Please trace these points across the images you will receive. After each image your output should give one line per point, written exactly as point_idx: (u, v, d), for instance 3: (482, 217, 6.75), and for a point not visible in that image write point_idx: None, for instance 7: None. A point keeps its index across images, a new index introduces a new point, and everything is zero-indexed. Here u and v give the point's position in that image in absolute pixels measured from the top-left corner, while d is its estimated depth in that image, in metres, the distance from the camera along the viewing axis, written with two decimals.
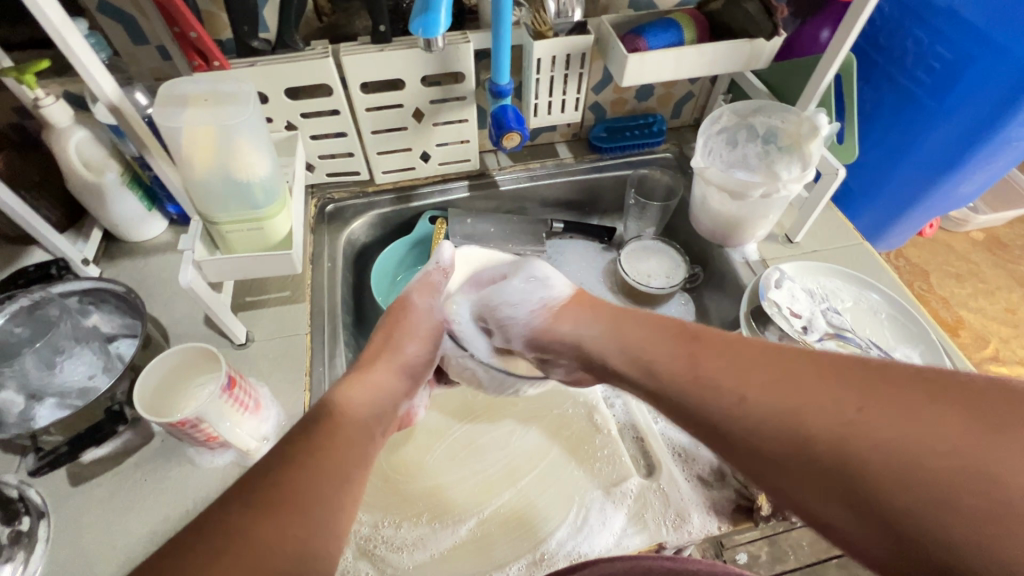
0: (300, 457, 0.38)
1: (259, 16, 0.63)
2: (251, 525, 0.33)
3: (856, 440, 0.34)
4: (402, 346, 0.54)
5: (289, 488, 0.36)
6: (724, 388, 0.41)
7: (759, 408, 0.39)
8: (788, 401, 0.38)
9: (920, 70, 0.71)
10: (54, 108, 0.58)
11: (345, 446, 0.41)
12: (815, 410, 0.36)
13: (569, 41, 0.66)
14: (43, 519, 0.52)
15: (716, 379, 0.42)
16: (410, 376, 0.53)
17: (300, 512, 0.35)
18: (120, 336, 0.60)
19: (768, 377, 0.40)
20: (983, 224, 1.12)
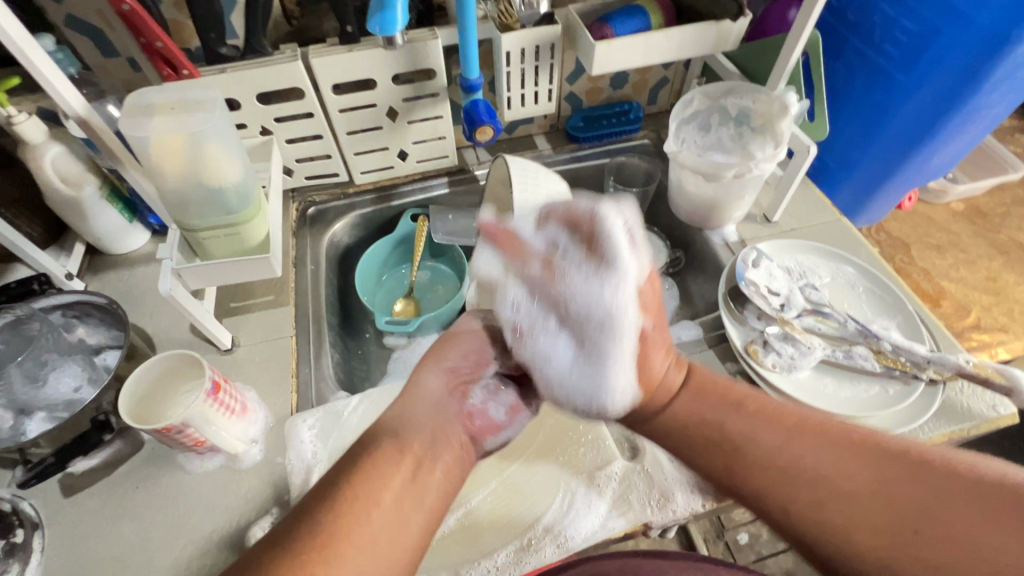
0: (328, 493, 0.38)
1: (226, 23, 0.63)
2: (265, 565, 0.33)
3: (871, 525, 0.40)
4: (441, 355, 0.52)
5: (317, 526, 0.36)
6: (762, 450, 0.45)
7: (798, 502, 0.42)
8: (831, 491, 0.42)
9: (887, 43, 0.72)
10: (28, 124, 0.59)
11: (386, 481, 0.40)
12: (855, 498, 0.41)
13: (536, 32, 0.66)
14: (37, 530, 0.52)
15: (756, 455, 0.45)
16: (452, 376, 0.51)
17: (324, 548, 0.35)
18: (107, 349, 0.59)
19: (808, 453, 0.43)
20: (962, 194, 1.13)
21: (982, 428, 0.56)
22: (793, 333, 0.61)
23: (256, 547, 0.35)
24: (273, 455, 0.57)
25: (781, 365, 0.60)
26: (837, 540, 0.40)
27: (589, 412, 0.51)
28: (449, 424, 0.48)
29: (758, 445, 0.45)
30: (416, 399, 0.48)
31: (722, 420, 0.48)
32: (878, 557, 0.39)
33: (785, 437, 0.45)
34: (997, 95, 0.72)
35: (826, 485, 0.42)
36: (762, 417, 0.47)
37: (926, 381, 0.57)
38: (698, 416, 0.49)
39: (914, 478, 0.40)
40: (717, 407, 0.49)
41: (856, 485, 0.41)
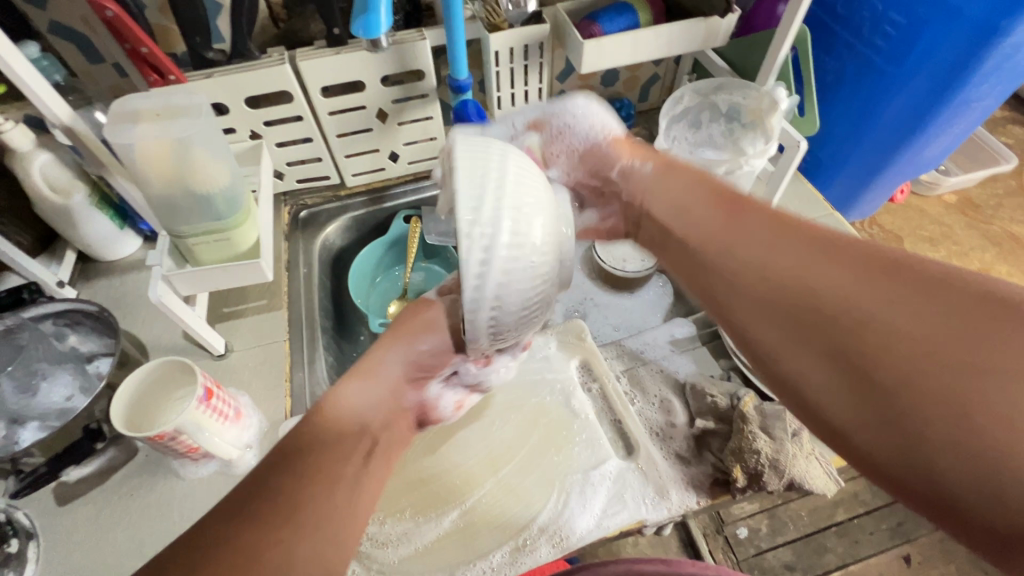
0: (295, 456, 0.37)
1: (212, 27, 0.63)
2: (231, 533, 0.33)
3: (904, 347, 0.32)
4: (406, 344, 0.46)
5: (280, 491, 0.35)
6: (779, 260, 0.39)
7: (809, 299, 0.36)
8: (853, 302, 0.34)
9: (877, 36, 0.72)
10: (15, 132, 0.58)
11: (350, 452, 0.38)
12: (890, 317, 0.33)
13: (524, 32, 0.66)
14: (32, 540, 0.52)
15: (774, 262, 0.39)
16: (417, 366, 0.47)
17: (291, 511, 0.34)
18: (99, 356, 0.59)
19: (839, 270, 0.36)
20: (955, 186, 1.13)
21: None
22: None
23: (225, 502, 0.35)
24: None
25: None
26: (838, 324, 0.34)
27: (603, 136, 0.56)
28: (405, 406, 0.46)
29: (754, 239, 0.41)
30: (377, 374, 0.45)
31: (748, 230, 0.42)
32: (899, 374, 0.31)
33: (797, 238, 0.39)
34: (987, 87, 0.72)
35: (840, 274, 0.36)
36: (803, 239, 0.39)
37: None
38: (693, 220, 0.45)
39: (942, 293, 0.33)
40: (749, 217, 0.42)
41: (901, 310, 0.33)
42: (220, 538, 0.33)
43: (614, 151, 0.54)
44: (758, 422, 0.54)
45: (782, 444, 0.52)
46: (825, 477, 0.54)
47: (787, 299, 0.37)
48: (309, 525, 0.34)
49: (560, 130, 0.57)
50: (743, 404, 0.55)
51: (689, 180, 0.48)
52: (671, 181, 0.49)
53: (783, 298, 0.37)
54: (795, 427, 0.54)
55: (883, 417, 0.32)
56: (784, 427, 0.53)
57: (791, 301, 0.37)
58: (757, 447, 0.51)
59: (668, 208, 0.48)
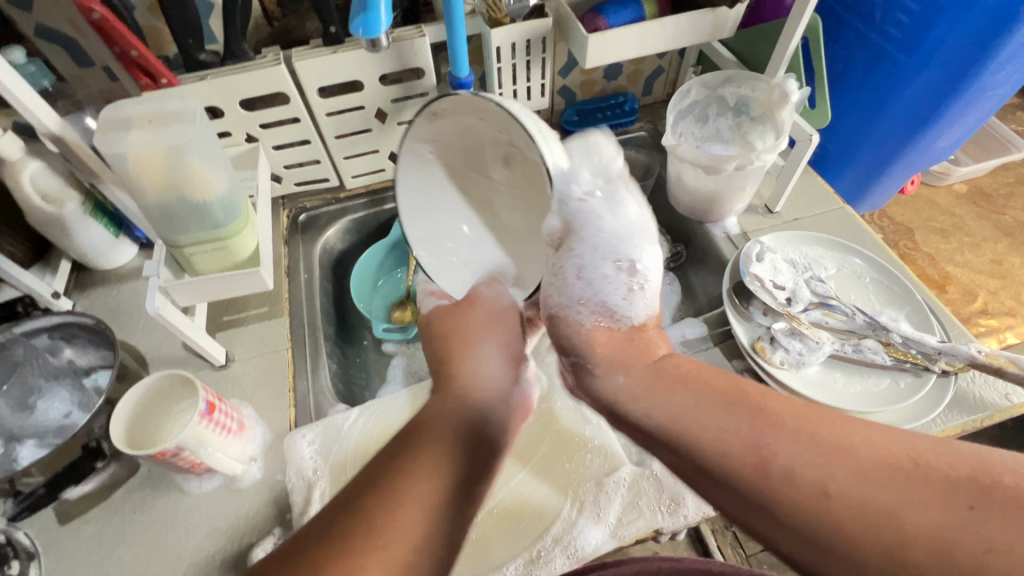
0: (377, 477, 0.38)
1: (204, 28, 0.61)
2: (316, 547, 0.34)
3: (916, 558, 0.29)
4: (490, 343, 0.51)
5: (358, 508, 0.36)
6: (744, 451, 0.35)
7: (799, 506, 0.33)
8: (837, 505, 0.32)
9: (889, 24, 0.70)
10: (3, 140, 0.56)
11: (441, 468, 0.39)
12: (889, 522, 0.30)
13: (527, 26, 0.64)
14: (34, 560, 0.51)
15: (737, 460, 0.36)
16: (514, 363, 0.51)
17: (369, 542, 0.34)
18: (97, 369, 0.57)
19: (806, 459, 0.34)
20: (965, 176, 1.12)
21: (995, 417, 0.55)
22: (801, 328, 0.60)
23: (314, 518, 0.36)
24: (273, 473, 0.56)
25: (789, 361, 0.59)
26: (902, 560, 0.29)
27: (595, 320, 0.48)
28: (511, 404, 0.49)
29: (708, 428, 0.38)
30: (475, 383, 0.48)
31: (698, 408, 0.39)
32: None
33: (783, 431, 0.35)
34: (1004, 75, 0.71)
35: (868, 487, 0.31)
36: (754, 418, 0.37)
37: (937, 372, 0.56)
38: (662, 404, 0.41)
39: (941, 476, 0.31)
40: (691, 391, 0.41)
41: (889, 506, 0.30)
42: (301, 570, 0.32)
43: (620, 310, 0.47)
44: None
45: None
46: None
47: (815, 515, 0.32)
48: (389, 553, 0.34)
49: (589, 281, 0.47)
50: None
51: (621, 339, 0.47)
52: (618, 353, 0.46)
53: (808, 512, 0.32)
54: None
55: None
56: None
57: (816, 516, 0.32)
58: None
59: (635, 399, 0.43)
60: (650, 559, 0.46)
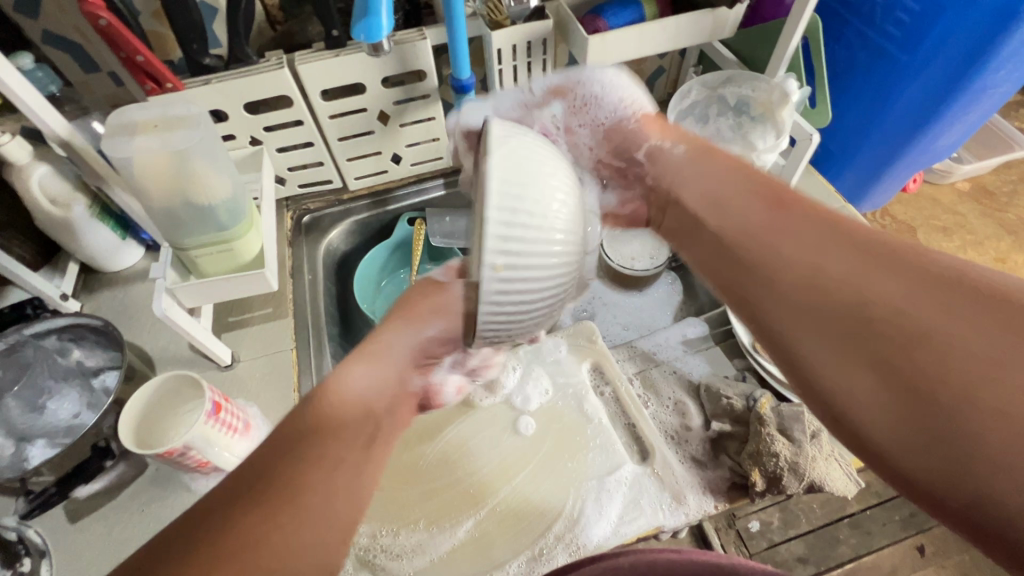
0: (292, 439, 0.35)
1: (208, 32, 0.62)
2: (229, 519, 0.31)
3: (914, 346, 0.30)
4: (420, 326, 0.42)
5: (277, 473, 0.33)
6: (781, 244, 0.37)
7: (808, 281, 0.35)
8: (849, 300, 0.33)
9: (889, 23, 0.70)
10: (12, 145, 0.57)
11: (352, 435, 0.36)
12: (906, 314, 0.31)
13: (528, 28, 0.64)
14: (45, 558, 0.52)
15: (781, 252, 0.37)
16: (429, 350, 0.43)
17: (279, 516, 0.32)
18: (105, 370, 0.58)
19: (841, 252, 0.34)
20: (968, 174, 1.11)
21: None
22: None
23: (222, 481, 0.34)
24: None
25: None
26: (894, 337, 0.30)
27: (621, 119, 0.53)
28: (410, 391, 0.43)
29: (753, 218, 0.39)
30: (387, 355, 0.41)
31: (776, 205, 0.39)
32: (938, 371, 0.29)
33: (870, 246, 0.34)
34: (1005, 73, 0.70)
35: (892, 280, 0.32)
36: (796, 217, 0.38)
37: None
38: (757, 225, 0.39)
39: (994, 299, 0.29)
40: (749, 188, 0.41)
41: (908, 306, 0.31)
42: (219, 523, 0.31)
43: (642, 130, 0.51)
44: (776, 423, 0.53)
45: (801, 446, 0.51)
46: (846, 479, 0.53)
47: (866, 325, 0.32)
48: (311, 512, 0.32)
49: (583, 100, 0.56)
50: (760, 405, 0.54)
51: (724, 168, 0.44)
52: (728, 194, 0.42)
53: (858, 319, 0.32)
54: (815, 428, 0.53)
55: (918, 419, 0.29)
56: (804, 427, 0.52)
57: (862, 322, 0.32)
58: (776, 450, 0.51)
59: (689, 181, 0.45)
60: (654, 549, 0.46)
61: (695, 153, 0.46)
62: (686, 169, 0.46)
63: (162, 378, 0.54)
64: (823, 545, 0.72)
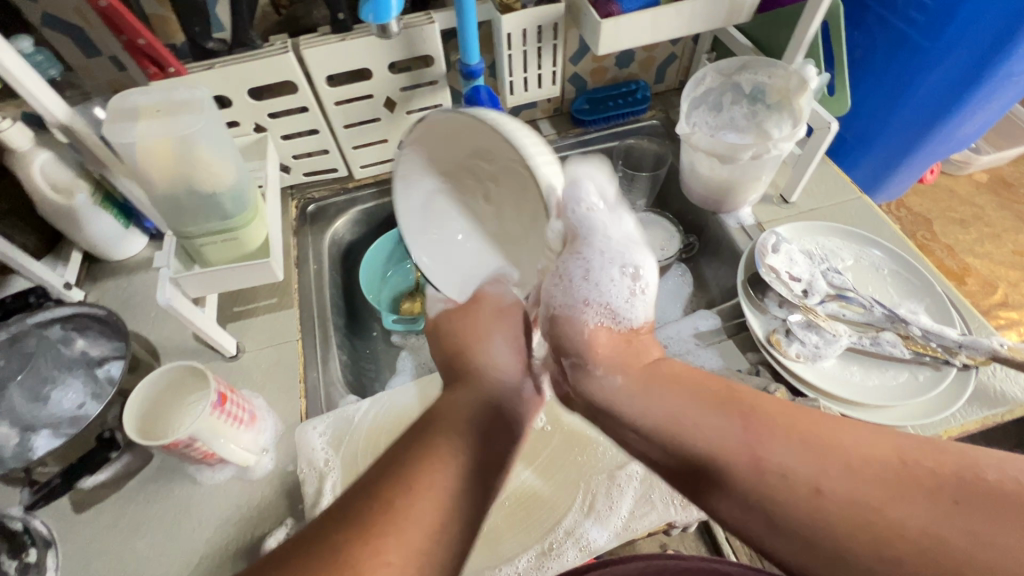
0: (399, 466, 0.36)
1: (212, 16, 0.60)
2: (336, 538, 0.32)
3: (932, 568, 0.29)
4: (498, 337, 0.49)
5: (381, 498, 0.34)
6: (762, 467, 0.34)
7: (796, 510, 0.33)
8: (860, 519, 0.31)
9: (911, 9, 0.67)
10: (12, 131, 0.56)
11: (452, 463, 0.37)
12: (899, 527, 0.30)
13: (539, 12, 0.63)
14: (51, 548, 0.51)
15: (767, 478, 0.34)
16: (520, 349, 0.49)
17: (386, 535, 0.32)
18: (110, 359, 0.57)
19: (824, 468, 0.33)
20: (986, 164, 1.09)
21: (1015, 412, 0.55)
22: (817, 321, 0.59)
23: (330, 510, 0.35)
24: (284, 464, 0.56)
25: (805, 354, 0.58)
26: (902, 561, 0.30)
27: (598, 322, 0.45)
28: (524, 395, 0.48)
29: (721, 434, 0.37)
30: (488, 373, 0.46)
31: (728, 409, 0.38)
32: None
33: (848, 459, 0.33)
34: None
35: (869, 485, 0.32)
36: (754, 427, 0.36)
37: (958, 366, 0.55)
38: (745, 444, 0.35)
39: (927, 478, 0.32)
40: (693, 396, 0.40)
41: (900, 519, 0.30)
42: (317, 552, 0.31)
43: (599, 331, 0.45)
44: None
45: None
46: None
47: (888, 560, 0.30)
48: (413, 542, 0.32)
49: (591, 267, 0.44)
50: None
51: (665, 379, 0.42)
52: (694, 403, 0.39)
53: (883, 562, 0.30)
54: None
55: None
56: None
57: (888, 563, 0.30)
58: None
59: (629, 394, 0.42)
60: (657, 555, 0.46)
61: (634, 354, 0.44)
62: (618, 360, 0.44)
63: (174, 368, 0.53)
64: None
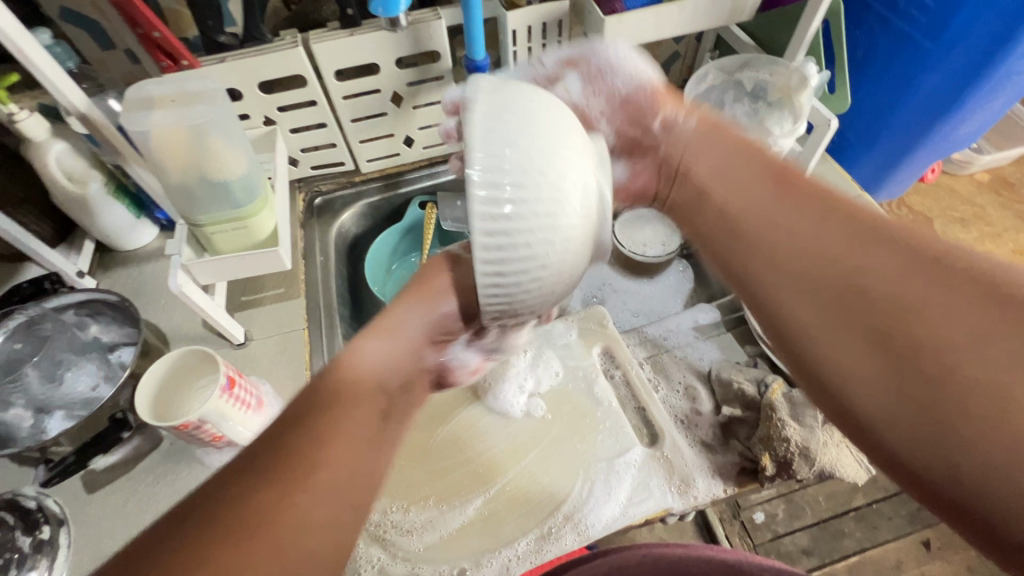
0: (311, 414, 0.36)
1: (224, 10, 0.62)
2: (247, 489, 0.32)
3: (884, 316, 0.35)
4: (433, 304, 0.43)
5: (293, 445, 0.34)
6: (780, 224, 0.41)
7: (788, 257, 0.40)
8: (847, 275, 0.37)
9: (912, 8, 0.69)
10: (29, 122, 0.57)
11: (362, 413, 0.37)
12: (881, 285, 0.35)
13: (544, 8, 0.64)
14: (63, 527, 0.52)
15: (783, 229, 0.41)
16: (441, 327, 0.44)
17: (297, 482, 0.33)
18: (121, 345, 0.59)
19: (837, 233, 0.39)
20: (988, 164, 1.10)
21: None
22: None
23: (244, 454, 0.34)
24: None
25: None
26: (868, 300, 0.35)
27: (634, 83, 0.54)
28: (424, 367, 0.44)
29: (762, 202, 0.43)
30: (396, 332, 0.42)
31: (782, 188, 0.43)
32: (936, 347, 0.32)
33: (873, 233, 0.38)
34: None
35: (879, 256, 0.36)
36: (804, 201, 0.41)
37: None
38: (829, 250, 0.38)
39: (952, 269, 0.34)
40: (765, 181, 0.44)
41: (886, 282, 0.35)
42: (229, 499, 0.31)
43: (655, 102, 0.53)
44: (788, 411, 0.53)
45: (811, 433, 0.52)
46: (857, 466, 0.54)
47: (861, 304, 0.36)
48: (326, 488, 0.33)
49: (595, 71, 0.54)
50: (771, 392, 0.55)
51: (745, 168, 0.46)
52: (788, 211, 0.41)
53: (849, 304, 0.36)
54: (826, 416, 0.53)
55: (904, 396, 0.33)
56: (814, 415, 0.53)
57: (853, 300, 0.36)
58: (787, 435, 0.51)
59: (702, 169, 0.48)
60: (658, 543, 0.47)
61: (710, 141, 0.49)
62: (696, 160, 0.49)
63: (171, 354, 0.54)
64: (831, 537, 0.75)
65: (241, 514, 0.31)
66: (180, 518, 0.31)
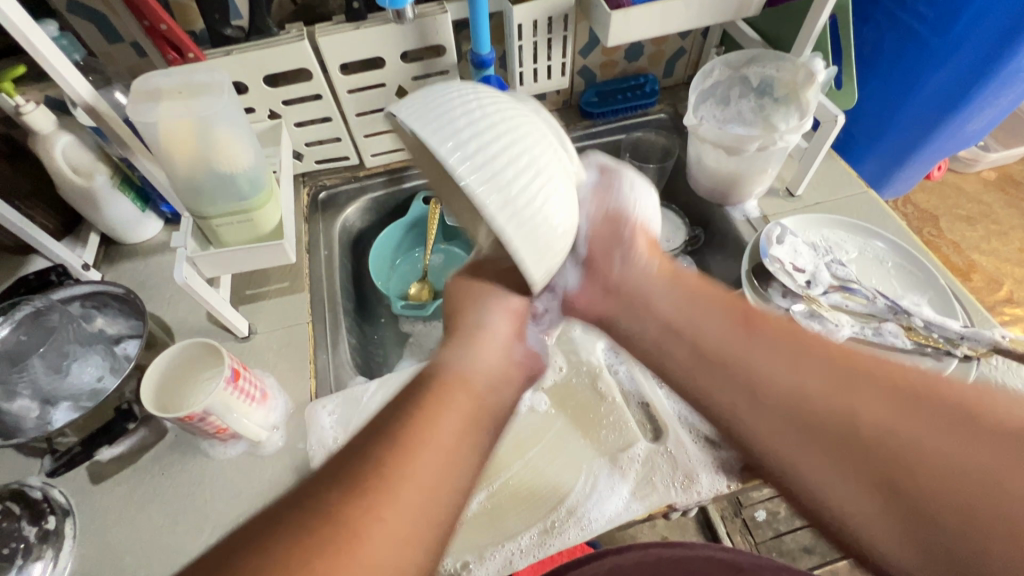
0: (393, 428, 0.36)
1: (230, 3, 0.62)
2: (326, 498, 0.32)
3: (877, 449, 0.36)
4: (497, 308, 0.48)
5: (375, 456, 0.34)
6: (750, 364, 0.43)
7: (768, 396, 0.41)
8: (825, 412, 0.38)
9: (920, 4, 0.68)
10: (36, 115, 0.58)
11: (450, 421, 0.38)
12: (863, 420, 0.37)
13: (550, 2, 0.64)
14: (69, 517, 0.53)
15: (749, 365, 0.43)
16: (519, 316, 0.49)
17: (380, 493, 0.32)
18: (126, 338, 0.60)
19: (804, 369, 0.41)
20: (994, 162, 1.09)
21: None
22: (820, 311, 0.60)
23: (319, 471, 0.34)
24: (294, 441, 0.58)
25: None
26: (857, 436, 0.37)
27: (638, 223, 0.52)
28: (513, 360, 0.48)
29: (722, 332, 0.45)
30: (479, 338, 0.46)
31: (738, 316, 0.46)
32: (923, 465, 0.34)
33: (838, 361, 0.40)
34: None
35: (847, 388, 0.39)
36: (763, 337, 0.44)
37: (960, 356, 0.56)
38: (808, 389, 0.40)
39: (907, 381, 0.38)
40: (717, 310, 0.47)
41: (866, 415, 0.37)
42: (309, 509, 0.31)
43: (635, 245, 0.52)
44: None
45: None
46: None
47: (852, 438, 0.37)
48: (411, 501, 0.33)
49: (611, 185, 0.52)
50: None
51: (697, 300, 0.49)
52: (758, 346, 0.43)
53: (836, 444, 0.37)
54: None
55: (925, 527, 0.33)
56: None
57: (844, 440, 0.37)
58: None
59: (660, 299, 0.50)
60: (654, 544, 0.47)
61: (666, 269, 0.51)
62: (653, 282, 0.51)
63: (189, 347, 0.55)
64: None
65: (319, 522, 0.30)
66: (250, 529, 0.30)
